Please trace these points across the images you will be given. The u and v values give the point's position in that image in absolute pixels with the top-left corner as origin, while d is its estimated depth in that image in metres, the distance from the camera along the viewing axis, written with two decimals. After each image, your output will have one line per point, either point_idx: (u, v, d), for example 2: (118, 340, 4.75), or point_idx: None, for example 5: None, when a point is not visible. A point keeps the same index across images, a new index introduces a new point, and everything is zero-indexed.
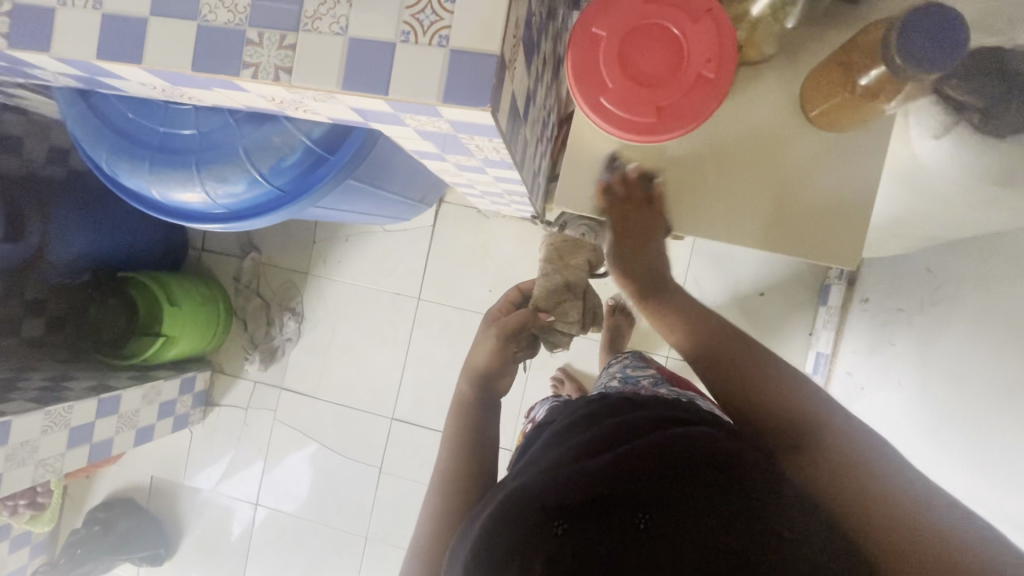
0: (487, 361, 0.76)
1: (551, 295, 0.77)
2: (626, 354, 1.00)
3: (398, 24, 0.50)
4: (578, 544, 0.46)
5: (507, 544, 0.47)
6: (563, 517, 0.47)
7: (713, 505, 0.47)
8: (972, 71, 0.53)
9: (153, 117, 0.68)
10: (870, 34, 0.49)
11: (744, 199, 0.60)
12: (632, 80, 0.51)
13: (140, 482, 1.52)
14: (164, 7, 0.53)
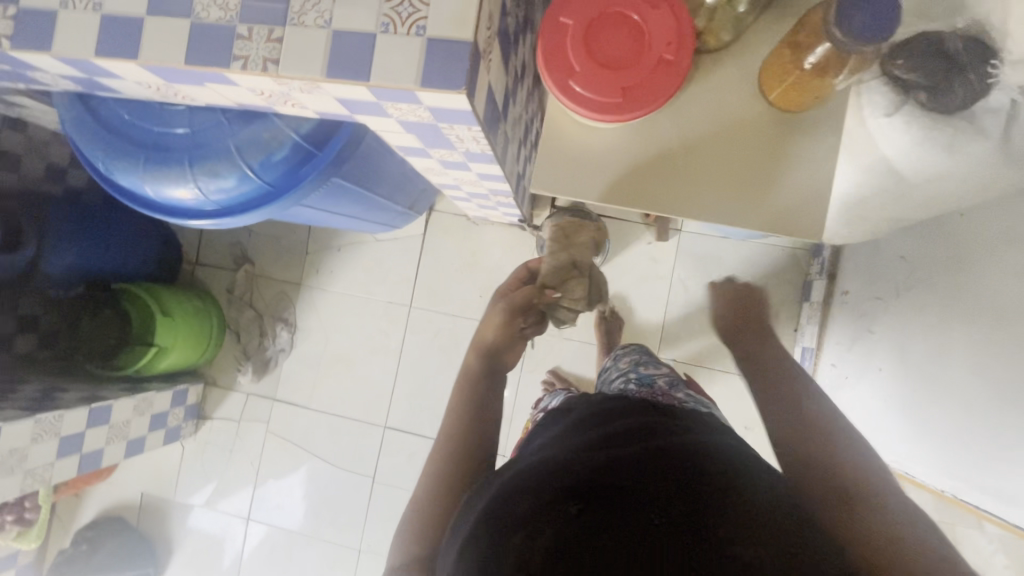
0: (497, 334, 0.81)
1: (558, 272, 0.87)
2: (630, 349, 1.00)
3: (377, 16, 0.53)
4: (589, 524, 0.45)
5: (514, 518, 0.47)
6: (576, 500, 0.47)
7: (725, 506, 0.46)
8: (913, 51, 0.58)
9: (148, 118, 0.72)
10: (815, 15, 0.52)
11: (735, 201, 0.62)
12: (598, 64, 0.54)
13: (130, 500, 1.49)
14: (160, 7, 0.56)
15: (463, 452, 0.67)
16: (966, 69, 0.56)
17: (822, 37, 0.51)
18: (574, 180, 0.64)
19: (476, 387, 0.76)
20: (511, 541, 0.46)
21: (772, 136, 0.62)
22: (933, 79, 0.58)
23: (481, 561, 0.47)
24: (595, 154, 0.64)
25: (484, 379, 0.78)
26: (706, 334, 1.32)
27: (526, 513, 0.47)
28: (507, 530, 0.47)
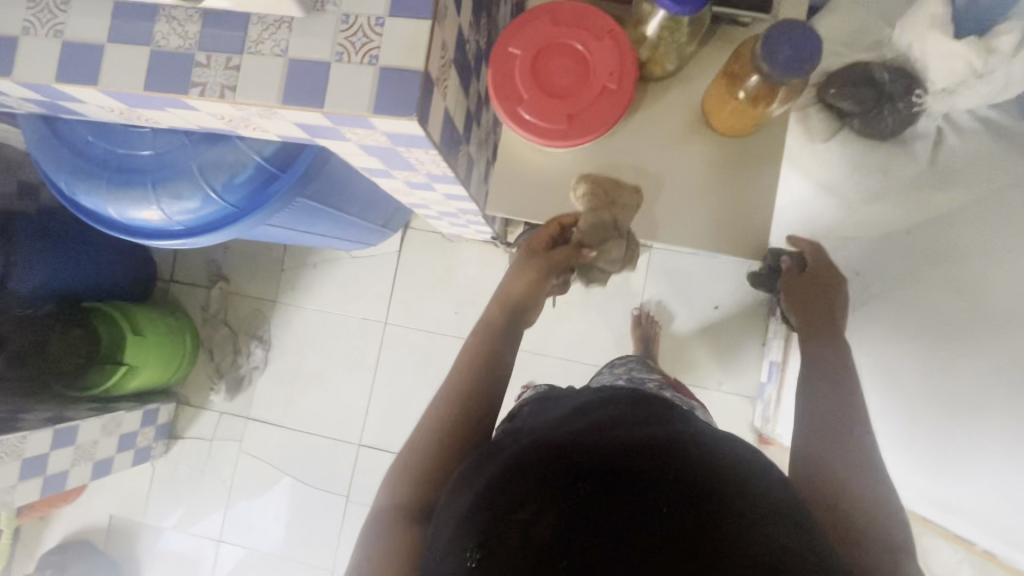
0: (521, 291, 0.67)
1: (595, 233, 0.63)
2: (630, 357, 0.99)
3: (332, 46, 0.56)
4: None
5: (513, 493, 0.45)
6: (580, 476, 0.45)
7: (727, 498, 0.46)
8: (847, 83, 0.66)
9: (112, 140, 0.73)
10: (748, 46, 0.54)
11: (698, 222, 0.64)
12: (545, 92, 0.57)
13: (97, 523, 1.46)
14: (121, 35, 0.58)
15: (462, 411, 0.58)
16: (895, 99, 0.66)
17: (751, 70, 0.53)
18: (525, 200, 0.66)
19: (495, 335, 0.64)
20: (509, 519, 0.45)
21: (719, 158, 0.64)
22: (865, 104, 0.66)
23: (475, 535, 0.45)
24: (545, 176, 0.66)
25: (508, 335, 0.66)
26: (678, 348, 1.34)
27: (526, 489, 0.45)
28: (504, 504, 0.45)
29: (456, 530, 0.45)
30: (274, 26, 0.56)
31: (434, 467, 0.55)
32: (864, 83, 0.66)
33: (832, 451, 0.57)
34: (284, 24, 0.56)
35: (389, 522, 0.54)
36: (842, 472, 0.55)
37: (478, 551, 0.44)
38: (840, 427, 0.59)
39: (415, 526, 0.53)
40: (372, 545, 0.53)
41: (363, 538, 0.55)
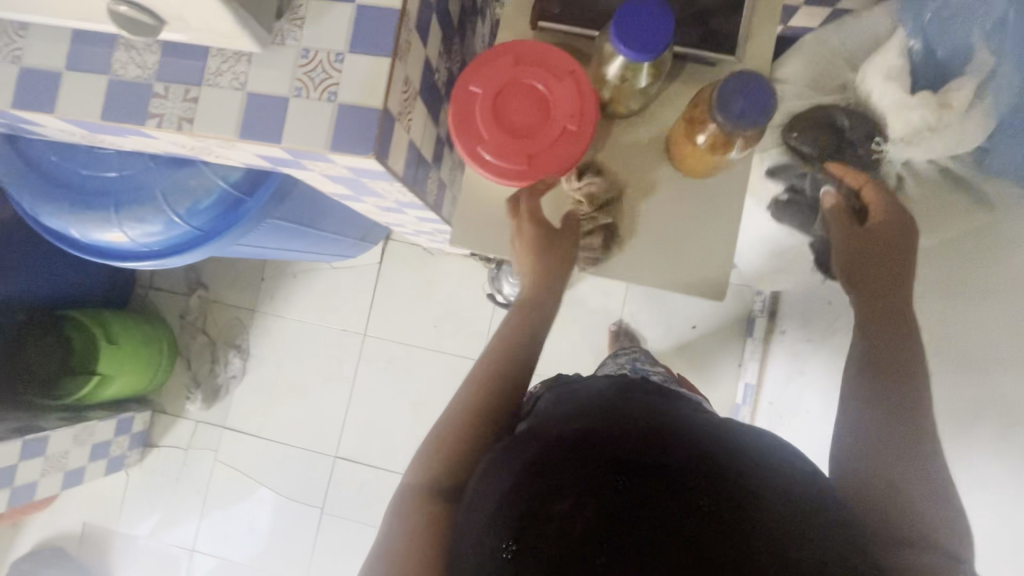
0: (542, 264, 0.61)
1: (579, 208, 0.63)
2: (632, 349, 0.93)
3: (291, 81, 0.55)
4: (637, 498, 0.39)
5: (552, 482, 0.40)
6: (626, 471, 0.40)
7: (791, 503, 0.40)
8: (806, 129, 0.70)
9: (76, 161, 0.72)
10: (705, 94, 0.55)
11: (660, 267, 0.64)
12: (505, 132, 0.56)
13: (69, 530, 1.45)
14: (78, 62, 0.57)
15: (498, 391, 0.56)
16: (853, 145, 0.69)
17: (708, 119, 0.54)
18: (486, 236, 0.65)
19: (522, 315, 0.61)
20: (546, 511, 0.39)
21: (681, 200, 0.64)
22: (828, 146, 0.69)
23: (509, 528, 0.40)
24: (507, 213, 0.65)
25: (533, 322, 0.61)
26: None
27: (567, 480, 0.40)
28: (541, 496, 0.40)
29: (485, 522, 0.42)
30: (234, 59, 0.56)
31: (465, 449, 0.53)
32: (823, 126, 0.69)
33: (901, 447, 0.50)
34: (244, 57, 0.56)
35: (415, 501, 0.51)
36: (911, 469, 0.49)
37: (513, 546, 0.40)
38: (912, 415, 0.51)
39: (442, 508, 0.50)
40: (397, 525, 0.51)
41: (390, 514, 0.52)
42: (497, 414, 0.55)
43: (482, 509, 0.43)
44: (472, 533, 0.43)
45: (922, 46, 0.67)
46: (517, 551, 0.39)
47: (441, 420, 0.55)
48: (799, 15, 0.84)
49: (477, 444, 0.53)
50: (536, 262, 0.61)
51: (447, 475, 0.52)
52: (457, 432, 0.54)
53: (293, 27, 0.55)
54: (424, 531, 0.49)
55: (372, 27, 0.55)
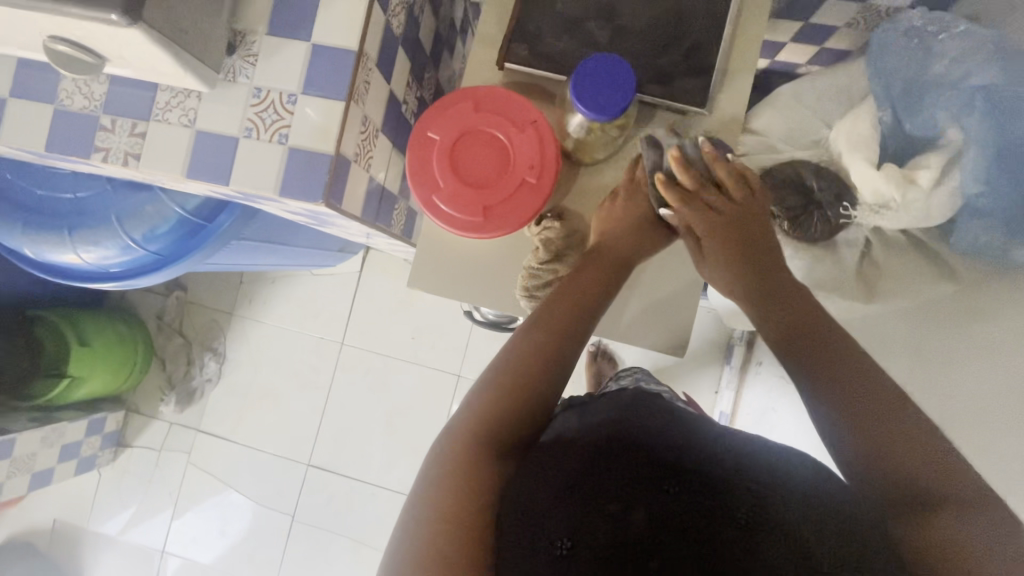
0: (635, 239, 0.58)
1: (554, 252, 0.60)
2: (633, 369, 0.81)
3: (241, 120, 0.54)
4: (679, 503, 0.45)
5: (601, 486, 0.46)
6: (670, 478, 0.47)
7: (825, 494, 0.43)
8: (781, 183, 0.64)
9: (32, 179, 0.71)
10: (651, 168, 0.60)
11: (641, 320, 0.66)
12: (461, 181, 0.55)
13: (39, 526, 1.45)
14: (23, 89, 0.55)
15: (539, 383, 0.49)
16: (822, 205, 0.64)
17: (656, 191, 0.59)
18: (444, 279, 0.63)
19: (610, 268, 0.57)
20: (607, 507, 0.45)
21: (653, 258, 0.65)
22: (795, 211, 0.64)
23: (566, 525, 0.44)
24: (464, 255, 0.63)
25: (615, 285, 0.56)
26: None
27: (614, 485, 0.46)
28: (594, 501, 0.45)
29: (537, 519, 0.44)
30: (183, 94, 0.54)
31: (505, 428, 0.48)
32: (795, 186, 0.64)
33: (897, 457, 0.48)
34: (193, 93, 0.54)
35: (448, 474, 0.45)
36: (922, 449, 0.42)
37: (568, 542, 0.44)
38: (898, 397, 0.44)
39: (479, 488, 0.44)
40: (423, 509, 0.43)
41: (414, 497, 0.45)
42: (542, 392, 0.50)
43: (533, 503, 0.45)
44: (521, 525, 0.44)
45: (891, 117, 0.63)
46: (573, 547, 0.44)
47: (477, 393, 0.49)
48: (783, 51, 0.82)
49: (518, 428, 0.49)
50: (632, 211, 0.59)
51: (486, 454, 0.46)
52: (495, 407, 0.48)
53: (246, 64, 0.53)
54: (460, 516, 0.43)
55: (327, 68, 0.53)
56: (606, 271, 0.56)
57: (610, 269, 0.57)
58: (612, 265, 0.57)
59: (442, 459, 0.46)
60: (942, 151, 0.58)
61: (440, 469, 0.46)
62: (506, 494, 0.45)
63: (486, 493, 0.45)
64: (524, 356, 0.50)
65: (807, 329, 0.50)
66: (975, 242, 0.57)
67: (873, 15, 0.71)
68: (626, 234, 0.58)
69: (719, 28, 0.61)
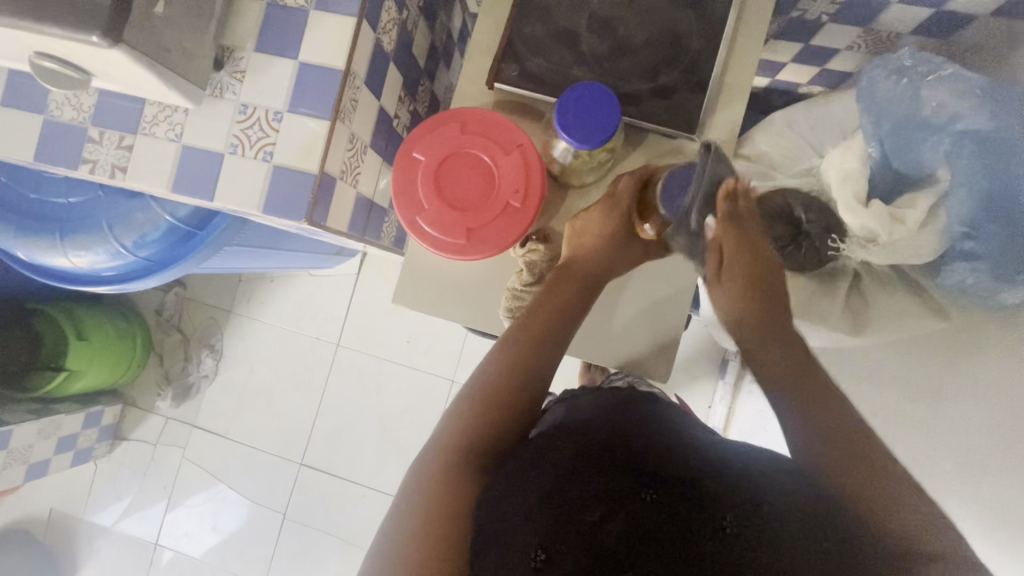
0: (607, 254, 0.59)
1: (535, 271, 0.60)
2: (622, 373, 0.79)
3: (226, 136, 0.54)
4: (665, 515, 0.42)
5: (575, 497, 0.43)
6: (649, 486, 0.43)
7: (808, 500, 0.41)
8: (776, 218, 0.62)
9: (27, 183, 0.71)
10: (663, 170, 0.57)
11: (636, 331, 0.66)
12: (447, 205, 0.55)
13: (35, 516, 1.47)
14: (15, 99, 0.56)
15: (508, 407, 0.51)
16: (809, 236, 0.63)
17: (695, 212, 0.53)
18: (428, 298, 0.63)
19: (580, 285, 0.58)
20: (576, 518, 0.42)
21: (651, 275, 0.65)
22: (784, 240, 0.61)
23: (539, 536, 0.42)
24: (449, 276, 0.63)
25: (588, 299, 0.58)
26: None
27: (590, 496, 0.43)
28: (565, 512, 0.43)
29: (509, 529, 0.43)
30: (170, 109, 0.54)
31: (485, 441, 0.50)
32: (779, 216, 0.62)
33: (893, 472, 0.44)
34: (180, 107, 0.54)
35: (429, 489, 0.47)
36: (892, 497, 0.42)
37: (542, 555, 0.41)
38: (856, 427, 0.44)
39: (457, 501, 0.46)
40: (408, 522, 0.46)
41: (398, 511, 0.48)
42: (522, 402, 0.52)
43: (509, 516, 0.44)
44: (498, 537, 0.43)
45: (880, 155, 0.62)
46: (548, 560, 0.41)
47: (459, 409, 0.52)
48: (783, 70, 0.81)
49: (496, 440, 0.50)
50: (605, 227, 0.59)
51: (465, 467, 0.48)
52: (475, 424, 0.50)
53: (233, 80, 0.53)
54: (439, 529, 0.45)
55: (313, 86, 0.53)
56: (581, 287, 0.58)
57: (585, 283, 0.58)
58: (584, 281, 0.58)
59: (423, 473, 0.49)
60: (932, 191, 0.58)
61: (423, 483, 0.48)
62: (482, 502, 0.46)
63: (464, 504, 0.46)
64: (502, 366, 0.53)
65: (790, 375, 0.49)
66: (962, 282, 0.58)
67: (874, 37, 0.71)
68: (599, 249, 0.59)
69: (712, 52, 0.60)
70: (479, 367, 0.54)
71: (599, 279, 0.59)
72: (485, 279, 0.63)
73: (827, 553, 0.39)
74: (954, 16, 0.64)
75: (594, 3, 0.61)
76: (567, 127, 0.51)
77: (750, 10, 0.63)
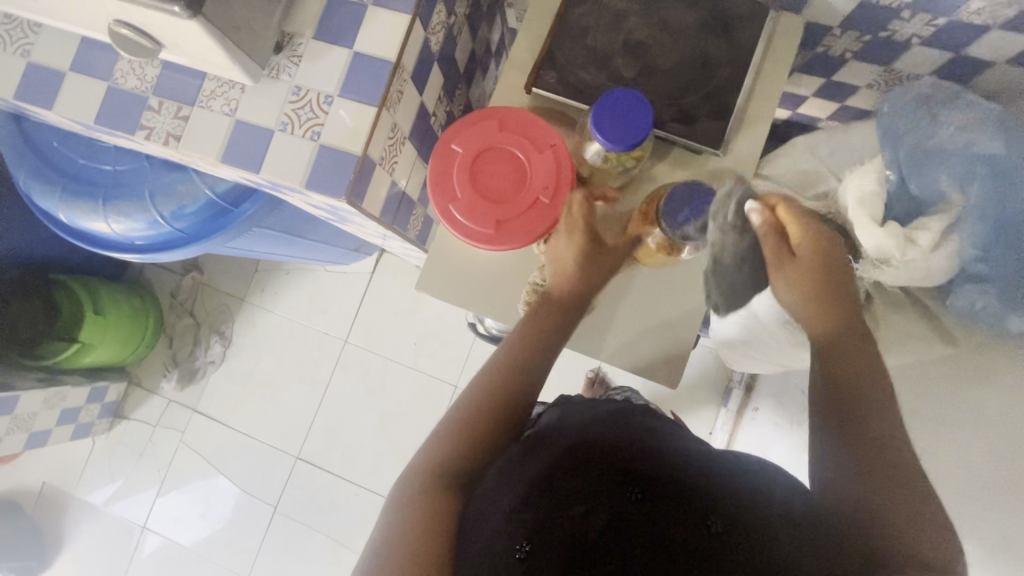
0: (585, 279, 0.60)
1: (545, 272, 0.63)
2: (623, 388, 0.79)
3: (278, 115, 0.57)
4: (643, 511, 0.47)
5: (563, 492, 0.47)
6: (632, 486, 0.48)
7: (786, 521, 0.45)
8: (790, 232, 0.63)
9: (78, 150, 0.75)
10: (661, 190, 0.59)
11: (641, 339, 0.65)
12: (480, 195, 0.58)
13: (27, 488, 1.46)
14: (84, 66, 0.59)
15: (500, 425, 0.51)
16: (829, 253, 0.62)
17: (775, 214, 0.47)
18: (448, 287, 0.65)
19: (554, 309, 0.59)
20: (563, 512, 0.46)
21: (666, 286, 0.64)
22: None
23: (524, 528, 0.44)
24: (468, 267, 0.65)
25: (569, 324, 0.59)
26: None
27: (571, 490, 0.47)
28: (551, 506, 0.46)
29: (499, 525, 0.45)
30: (228, 85, 0.57)
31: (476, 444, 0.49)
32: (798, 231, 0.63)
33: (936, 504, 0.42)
34: (237, 85, 0.57)
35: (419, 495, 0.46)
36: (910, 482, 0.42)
37: (526, 546, 0.43)
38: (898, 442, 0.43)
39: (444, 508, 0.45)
40: (394, 528, 0.44)
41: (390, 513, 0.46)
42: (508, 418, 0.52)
43: (495, 509, 0.46)
44: (485, 531, 0.44)
45: (897, 178, 0.66)
46: (530, 552, 0.43)
47: (450, 416, 0.52)
48: (804, 102, 0.85)
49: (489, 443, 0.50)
50: (575, 255, 0.59)
51: (457, 469, 0.48)
52: (465, 437, 0.49)
53: (290, 63, 0.57)
54: (428, 529, 0.43)
55: (364, 74, 0.56)
56: (565, 311, 0.59)
57: (563, 307, 0.59)
58: (561, 306, 0.59)
59: (418, 477, 0.47)
60: (945, 216, 0.61)
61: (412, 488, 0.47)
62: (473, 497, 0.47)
63: (453, 512, 0.45)
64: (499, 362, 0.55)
65: (857, 424, 0.45)
66: (970, 305, 0.60)
67: (892, 79, 0.74)
68: (575, 277, 0.59)
69: (740, 76, 0.64)
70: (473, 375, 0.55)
71: (576, 302, 0.60)
72: (506, 273, 0.65)
73: (799, 554, 0.43)
74: (973, 62, 0.68)
75: (631, 23, 0.65)
76: (603, 133, 0.53)
77: (778, 41, 0.66)
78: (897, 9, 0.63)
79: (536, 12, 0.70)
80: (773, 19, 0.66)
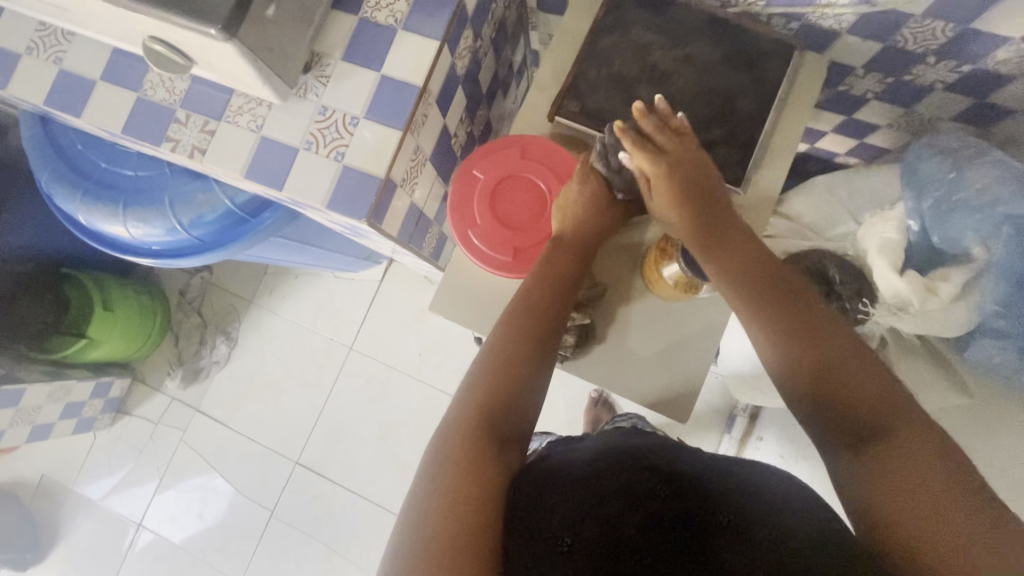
0: (594, 220, 0.58)
1: None
2: (631, 414, 0.79)
3: (303, 133, 0.57)
4: (671, 509, 0.43)
5: (596, 491, 0.43)
6: (664, 483, 0.45)
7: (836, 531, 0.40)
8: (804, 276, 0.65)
9: (101, 154, 0.76)
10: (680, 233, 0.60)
11: (651, 370, 0.64)
12: (499, 222, 0.60)
13: (26, 479, 1.47)
14: (114, 76, 0.60)
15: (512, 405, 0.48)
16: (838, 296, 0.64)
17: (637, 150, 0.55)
18: (461, 308, 0.65)
19: (562, 245, 0.57)
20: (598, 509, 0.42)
21: (676, 318, 0.64)
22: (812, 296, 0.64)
23: (566, 521, 0.41)
24: (482, 289, 0.65)
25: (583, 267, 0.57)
26: None
27: (607, 491, 0.44)
28: (588, 501, 0.43)
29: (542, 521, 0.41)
30: (255, 102, 0.58)
31: (493, 433, 0.45)
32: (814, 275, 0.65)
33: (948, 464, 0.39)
34: (264, 102, 0.58)
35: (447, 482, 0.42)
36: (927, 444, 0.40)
37: (568, 541, 0.40)
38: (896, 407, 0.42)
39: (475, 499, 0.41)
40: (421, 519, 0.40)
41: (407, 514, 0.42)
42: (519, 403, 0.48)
43: (526, 497, 0.42)
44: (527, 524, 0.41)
45: (919, 228, 0.66)
46: (572, 548, 0.40)
47: (457, 407, 0.48)
48: (823, 136, 0.85)
49: (505, 433, 0.46)
50: (590, 202, 0.58)
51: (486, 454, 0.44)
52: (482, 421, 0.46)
53: (318, 83, 0.58)
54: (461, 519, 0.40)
55: (390, 97, 0.57)
56: (574, 257, 0.57)
57: (577, 250, 0.57)
58: (574, 249, 0.57)
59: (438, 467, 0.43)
60: (965, 268, 0.61)
61: (437, 487, 0.42)
62: (511, 494, 0.43)
63: (486, 503, 0.41)
64: (505, 342, 0.51)
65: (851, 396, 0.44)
66: (989, 358, 0.61)
67: (913, 120, 0.75)
68: (585, 216, 0.58)
69: (762, 113, 0.64)
70: (476, 362, 0.51)
71: (584, 235, 0.58)
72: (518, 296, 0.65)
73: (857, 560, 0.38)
74: (995, 109, 0.68)
75: (656, 55, 0.65)
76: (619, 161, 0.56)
77: (801, 79, 0.66)
78: (923, 55, 0.63)
79: (561, 39, 0.70)
80: (797, 58, 0.66)
